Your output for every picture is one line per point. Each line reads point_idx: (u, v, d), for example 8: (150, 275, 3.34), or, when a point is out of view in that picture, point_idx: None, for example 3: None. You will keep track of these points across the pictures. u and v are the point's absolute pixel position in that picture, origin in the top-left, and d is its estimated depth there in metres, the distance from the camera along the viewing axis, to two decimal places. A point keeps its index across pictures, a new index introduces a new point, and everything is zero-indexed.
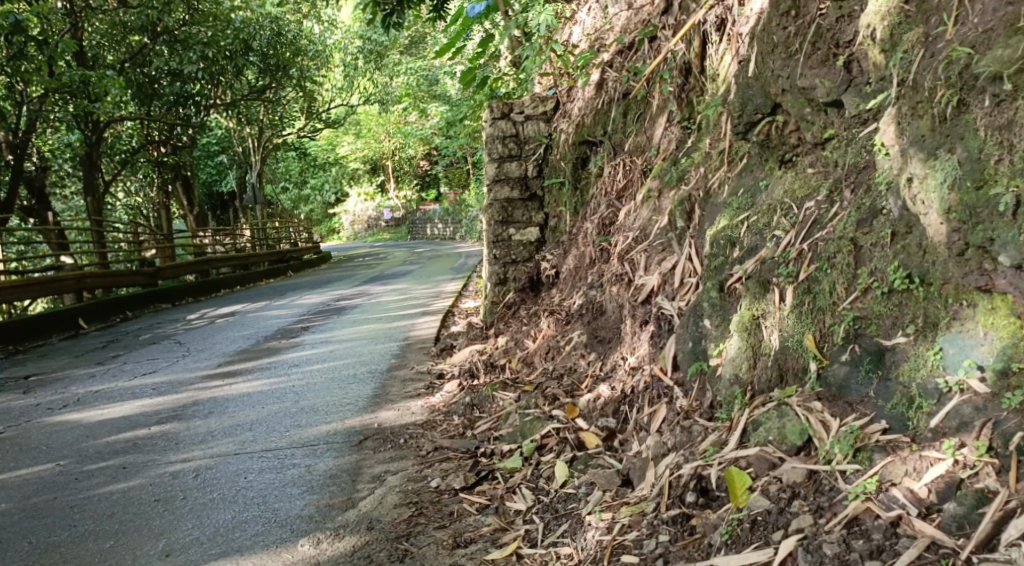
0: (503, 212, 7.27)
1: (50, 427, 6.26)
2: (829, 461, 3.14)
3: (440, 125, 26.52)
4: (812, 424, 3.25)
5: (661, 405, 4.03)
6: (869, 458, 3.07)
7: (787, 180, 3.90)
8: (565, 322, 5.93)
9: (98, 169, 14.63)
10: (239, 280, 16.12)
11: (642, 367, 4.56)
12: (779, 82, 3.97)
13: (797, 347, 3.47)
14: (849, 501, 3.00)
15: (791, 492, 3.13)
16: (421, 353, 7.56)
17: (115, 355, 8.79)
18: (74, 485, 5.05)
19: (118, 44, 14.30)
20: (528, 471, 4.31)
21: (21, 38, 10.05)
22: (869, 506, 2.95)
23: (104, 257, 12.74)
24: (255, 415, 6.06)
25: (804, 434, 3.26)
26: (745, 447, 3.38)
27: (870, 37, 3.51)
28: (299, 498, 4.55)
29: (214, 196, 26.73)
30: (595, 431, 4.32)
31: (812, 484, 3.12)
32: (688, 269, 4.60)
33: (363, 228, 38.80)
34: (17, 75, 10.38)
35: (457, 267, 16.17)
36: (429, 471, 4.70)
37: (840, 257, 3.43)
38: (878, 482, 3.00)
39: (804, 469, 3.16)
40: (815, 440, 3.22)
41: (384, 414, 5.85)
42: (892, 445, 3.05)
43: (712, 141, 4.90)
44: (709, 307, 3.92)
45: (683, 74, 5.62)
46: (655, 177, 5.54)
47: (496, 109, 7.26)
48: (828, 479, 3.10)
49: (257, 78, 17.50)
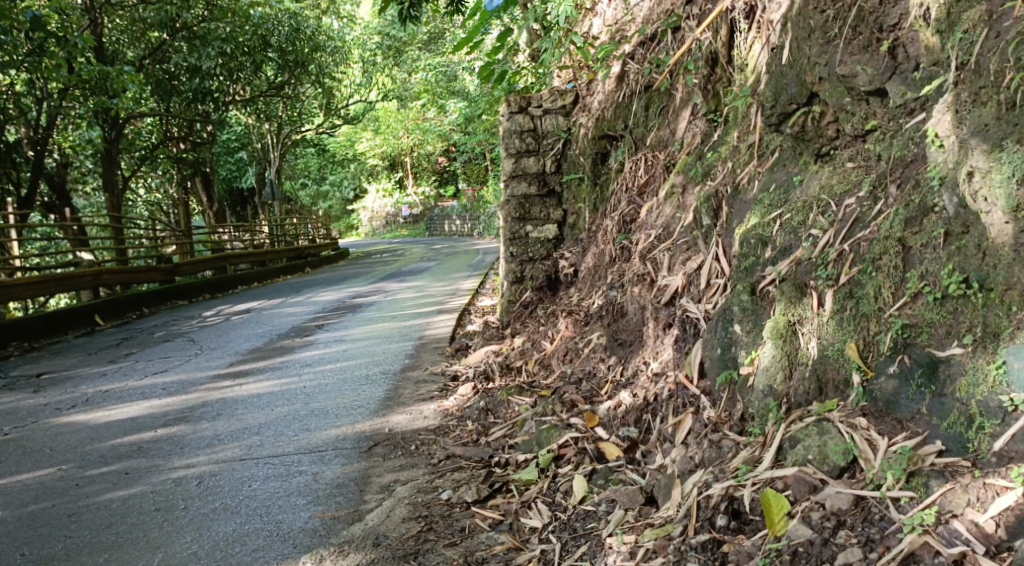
0: (520, 209, 7.01)
1: (56, 429, 6.05)
2: (878, 486, 2.88)
3: (458, 121, 26.27)
4: (856, 443, 2.99)
5: (687, 415, 3.79)
6: (925, 484, 2.80)
7: (824, 175, 3.64)
8: (584, 323, 5.68)
9: (118, 165, 14.42)
10: (256, 276, 15.92)
11: (665, 373, 4.31)
12: (816, 69, 3.70)
13: (838, 356, 3.21)
14: (904, 535, 2.73)
15: (835, 521, 2.87)
16: (436, 354, 7.32)
17: (129, 353, 8.60)
18: (74, 492, 4.85)
19: (138, 40, 14.18)
20: (544, 483, 4.05)
21: (41, 34, 9.83)
22: (927, 540, 2.69)
23: (122, 253, 12.57)
24: (264, 418, 5.84)
25: (848, 454, 2.99)
26: (782, 467, 3.12)
27: (923, 18, 3.32)
28: (304, 509, 4.33)
29: (233, 192, 26.64)
30: (616, 442, 4.07)
31: (860, 512, 2.85)
32: (715, 269, 4.34)
33: (381, 225, 38.65)
34: (36, 72, 10.16)
35: (474, 264, 15.91)
36: (440, 482, 4.46)
37: (886, 259, 3.17)
38: (937, 513, 2.73)
39: (850, 495, 2.89)
40: (860, 461, 2.96)
41: (395, 418, 5.61)
42: (951, 471, 2.78)
43: (740, 135, 4.65)
44: (739, 312, 3.65)
45: (709, 64, 5.38)
46: (678, 172, 5.28)
47: (514, 103, 6.97)
48: (878, 507, 2.84)
49: (277, 75, 17.12)
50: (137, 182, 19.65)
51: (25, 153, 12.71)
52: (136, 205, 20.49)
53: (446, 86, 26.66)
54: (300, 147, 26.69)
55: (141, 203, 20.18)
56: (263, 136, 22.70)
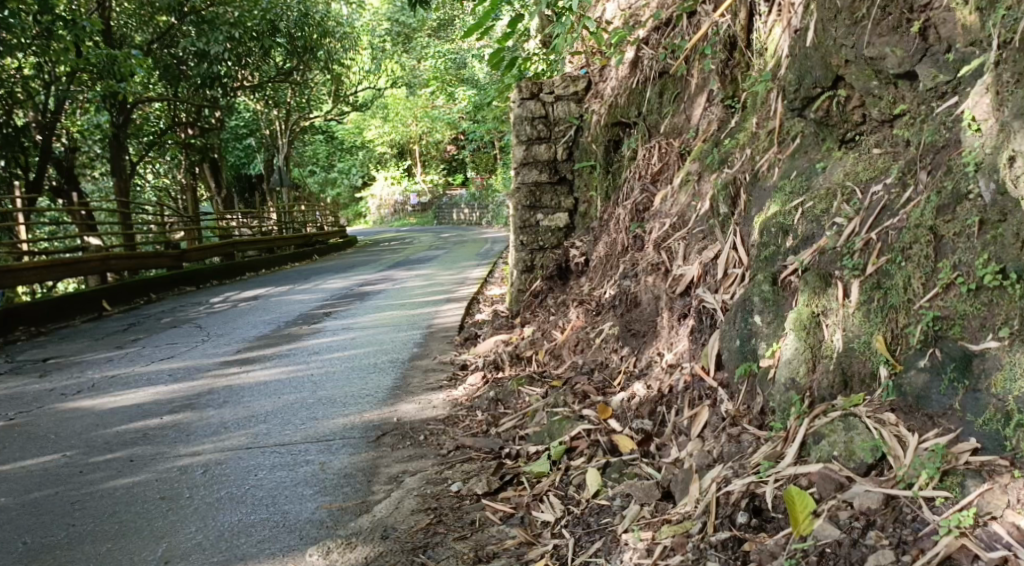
0: (531, 197, 6.90)
1: (62, 414, 5.98)
2: (910, 486, 2.77)
3: (467, 109, 26.15)
4: (885, 440, 2.88)
5: (703, 408, 3.70)
6: (960, 484, 2.70)
7: (848, 162, 3.54)
8: (595, 313, 5.58)
9: (127, 150, 14.31)
10: (264, 264, 15.83)
11: (680, 365, 4.22)
12: (842, 51, 3.62)
13: (864, 350, 3.11)
14: (940, 537, 2.63)
15: (865, 520, 2.76)
16: (445, 343, 7.22)
17: (135, 339, 8.53)
18: (78, 480, 4.76)
19: (145, 25, 14.06)
20: (556, 476, 3.95)
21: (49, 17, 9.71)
22: (964, 543, 2.59)
23: (130, 239, 12.48)
24: (271, 406, 5.75)
25: (876, 451, 2.89)
26: (806, 463, 3.01)
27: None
28: (311, 499, 4.24)
29: (241, 179, 26.57)
30: (629, 434, 3.97)
31: (891, 512, 2.74)
32: (732, 259, 4.22)
33: (390, 213, 38.62)
34: (44, 56, 10.02)
35: (484, 253, 15.82)
36: (449, 474, 4.36)
37: (916, 248, 3.05)
38: (974, 515, 2.63)
39: (881, 494, 2.78)
40: (889, 459, 2.85)
41: (403, 407, 5.52)
42: (988, 470, 2.68)
43: (760, 121, 4.54)
44: (760, 302, 3.54)
45: (728, 48, 5.25)
46: (694, 159, 5.16)
47: (525, 89, 6.82)
48: (910, 506, 2.73)
49: (285, 61, 16.98)
50: (146, 167, 19.56)
51: (33, 137, 12.60)
52: (144, 191, 20.41)
53: (455, 74, 26.54)
54: (308, 134, 26.61)
55: (149, 188, 20.09)
56: (271, 122, 22.61)
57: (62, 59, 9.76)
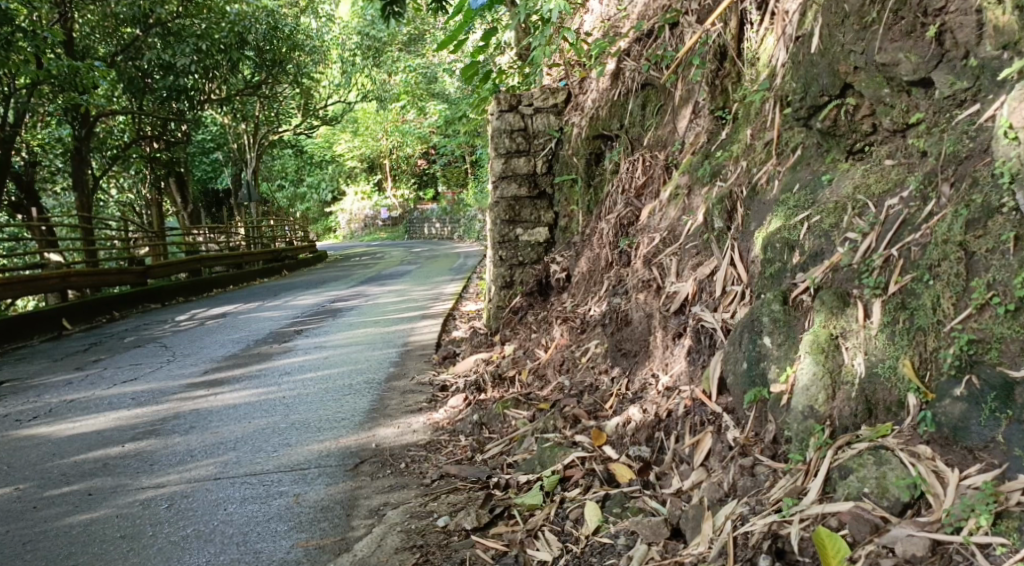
0: (510, 211, 6.67)
1: (15, 443, 5.65)
2: (958, 530, 2.56)
3: (438, 123, 25.95)
4: (924, 477, 2.69)
5: (706, 434, 3.50)
6: (1018, 529, 2.49)
7: (857, 175, 3.37)
8: (581, 331, 5.36)
9: (89, 164, 13.90)
10: (232, 279, 15.46)
11: (678, 388, 4.01)
12: (850, 58, 3.43)
13: (890, 375, 2.92)
14: None
15: None
16: (422, 361, 6.96)
17: (96, 360, 8.19)
18: (30, 517, 4.45)
19: (110, 37, 13.72)
20: (550, 510, 3.70)
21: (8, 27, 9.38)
22: None
23: (92, 255, 12.08)
24: (241, 431, 5.46)
25: (915, 489, 2.70)
26: (833, 501, 2.81)
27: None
28: (285, 537, 3.99)
29: (208, 193, 26.16)
30: (627, 462, 3.76)
31: (940, 559, 2.54)
32: (730, 276, 4.02)
33: (360, 227, 38.28)
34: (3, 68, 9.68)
35: (456, 268, 15.48)
36: (434, 506, 4.10)
37: (945, 265, 2.87)
38: None
39: (926, 540, 2.58)
40: (929, 497, 2.67)
41: (382, 432, 5.26)
42: None
43: (755, 132, 4.34)
44: (770, 323, 3.33)
45: (718, 58, 5.05)
46: (683, 172, 4.97)
47: (504, 101, 6.63)
48: (961, 553, 2.53)
49: (253, 74, 16.65)
50: (109, 181, 19.09)
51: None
52: (108, 206, 19.93)
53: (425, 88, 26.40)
54: (277, 148, 26.21)
55: (113, 203, 19.62)
56: (240, 136, 22.22)
57: (22, 71, 9.41)
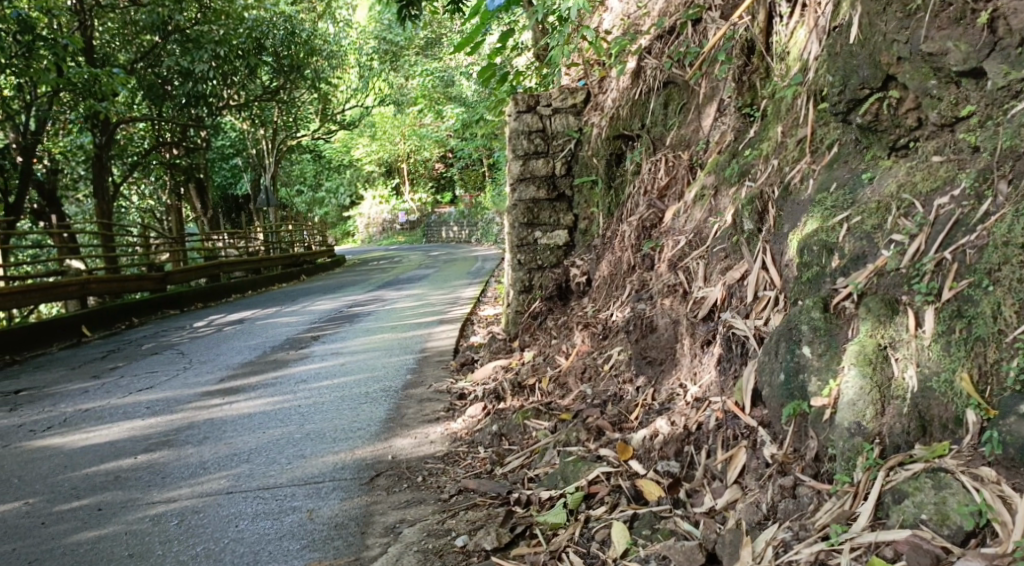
0: (528, 214, 6.48)
1: (29, 454, 5.50)
2: None
3: (456, 126, 25.74)
4: (990, 504, 2.53)
5: (740, 450, 3.31)
6: None
7: (901, 172, 3.17)
8: (603, 337, 5.16)
9: (110, 171, 13.80)
10: (251, 284, 15.33)
11: (708, 399, 3.81)
12: (893, 48, 3.23)
13: (946, 390, 2.74)
14: None
15: None
16: (440, 368, 6.76)
17: (114, 368, 8.04)
18: (39, 533, 4.29)
19: (129, 44, 13.57)
20: (575, 529, 3.51)
21: (30, 36, 9.28)
22: None
23: (112, 261, 11.98)
24: (255, 442, 5.29)
25: (978, 516, 2.54)
26: (887, 528, 2.66)
27: None
28: (297, 556, 3.82)
29: (228, 199, 26.13)
30: (655, 478, 3.56)
31: None
32: (763, 280, 3.81)
33: (378, 231, 38.13)
34: (23, 77, 9.58)
35: (474, 271, 15.31)
36: (452, 524, 3.91)
37: (1006, 270, 2.70)
38: None
39: None
40: (995, 526, 2.51)
41: (398, 442, 5.07)
42: None
43: (786, 129, 4.12)
44: (809, 332, 3.12)
45: (745, 53, 4.84)
46: (709, 172, 4.74)
47: (522, 102, 6.41)
48: None
49: (270, 79, 16.44)
50: (130, 187, 19.01)
51: (13, 158, 12.06)
52: (129, 212, 19.84)
53: (443, 91, 26.20)
54: (296, 152, 26.11)
55: (134, 210, 19.53)
56: (258, 142, 22.13)
57: (42, 79, 9.29)
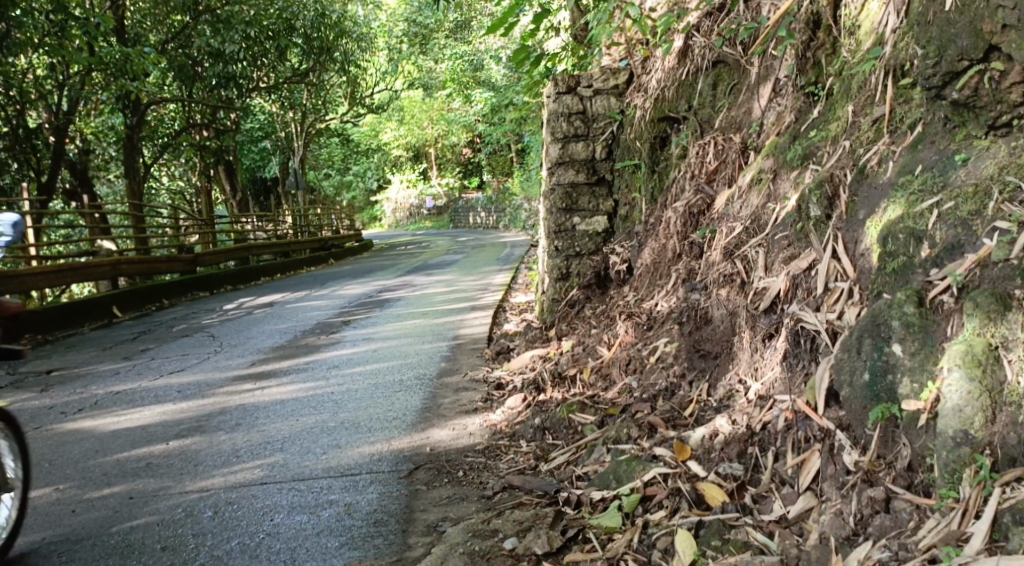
0: (567, 198, 6.19)
1: (58, 437, 5.31)
2: None
3: (486, 110, 25.37)
4: None
5: (815, 455, 3.06)
6: None
7: (1001, 154, 2.92)
8: (648, 328, 4.90)
9: (141, 152, 13.64)
10: (280, 267, 15.17)
11: (772, 398, 3.54)
12: (998, 14, 2.95)
13: None
14: None
15: None
16: (474, 356, 6.52)
17: (144, 349, 7.87)
18: (68, 522, 4.10)
19: (160, 23, 13.33)
20: (634, 535, 3.27)
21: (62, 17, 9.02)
22: None
23: (143, 242, 11.82)
24: (288, 430, 5.08)
25: None
26: (1007, 551, 2.43)
27: None
28: (336, 555, 3.60)
29: (257, 181, 25.97)
30: (717, 481, 3.31)
31: None
32: (834, 270, 3.52)
33: (405, 216, 37.36)
34: (55, 55, 9.33)
35: (504, 258, 15.00)
36: (499, 524, 3.65)
37: None
38: None
39: None
40: None
41: (434, 433, 4.84)
42: None
43: (857, 108, 3.83)
44: (901, 328, 2.89)
45: (810, 27, 4.47)
46: (766, 155, 4.44)
47: (561, 82, 6.15)
48: None
49: (301, 61, 16.14)
50: (160, 168, 18.88)
51: (45, 138, 11.91)
52: (158, 194, 19.71)
53: (472, 75, 25.85)
54: (326, 135, 25.91)
55: (164, 191, 19.41)
56: (287, 124, 21.92)
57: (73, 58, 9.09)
